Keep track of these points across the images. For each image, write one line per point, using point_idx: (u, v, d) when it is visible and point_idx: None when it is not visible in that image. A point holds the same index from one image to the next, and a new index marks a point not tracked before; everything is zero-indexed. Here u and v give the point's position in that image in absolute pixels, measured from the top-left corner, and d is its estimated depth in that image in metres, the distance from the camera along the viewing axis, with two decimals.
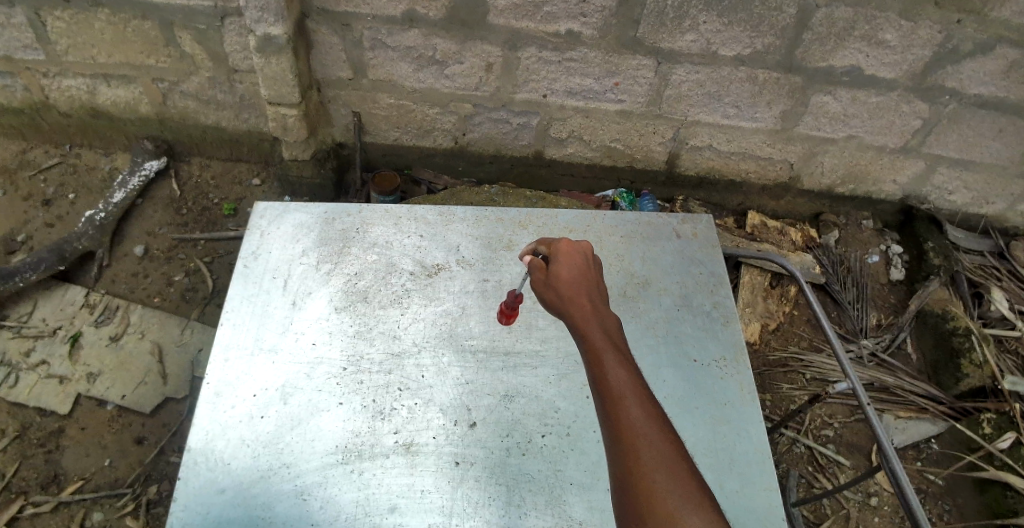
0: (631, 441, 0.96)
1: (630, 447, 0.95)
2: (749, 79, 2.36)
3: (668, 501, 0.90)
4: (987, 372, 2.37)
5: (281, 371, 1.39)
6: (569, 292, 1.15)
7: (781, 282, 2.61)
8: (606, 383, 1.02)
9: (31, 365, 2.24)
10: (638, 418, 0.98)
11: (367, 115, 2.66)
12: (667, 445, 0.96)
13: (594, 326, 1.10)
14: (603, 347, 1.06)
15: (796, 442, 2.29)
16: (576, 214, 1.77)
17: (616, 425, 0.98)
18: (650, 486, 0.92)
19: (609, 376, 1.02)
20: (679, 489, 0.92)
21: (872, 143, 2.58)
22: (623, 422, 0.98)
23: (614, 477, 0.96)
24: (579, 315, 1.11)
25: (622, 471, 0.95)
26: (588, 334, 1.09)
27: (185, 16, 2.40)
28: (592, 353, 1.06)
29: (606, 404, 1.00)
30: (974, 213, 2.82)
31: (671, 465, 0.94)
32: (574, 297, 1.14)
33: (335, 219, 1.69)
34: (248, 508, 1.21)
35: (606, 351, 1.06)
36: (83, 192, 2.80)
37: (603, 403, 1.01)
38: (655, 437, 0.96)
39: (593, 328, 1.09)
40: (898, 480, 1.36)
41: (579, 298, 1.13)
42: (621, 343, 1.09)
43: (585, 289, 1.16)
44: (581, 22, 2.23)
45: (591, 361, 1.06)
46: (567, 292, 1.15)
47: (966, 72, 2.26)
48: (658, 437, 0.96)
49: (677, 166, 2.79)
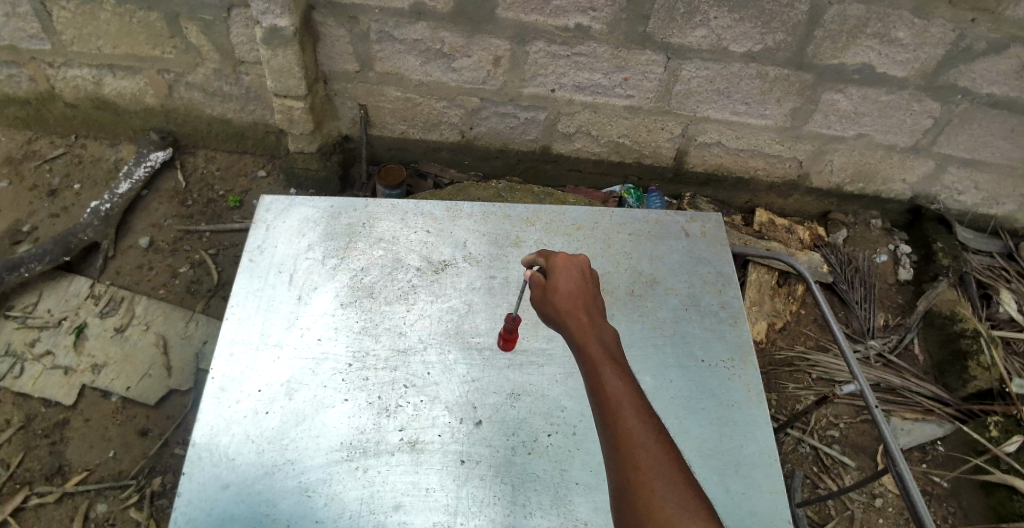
0: (630, 452, 0.95)
1: (629, 455, 0.95)
2: (759, 76, 2.34)
3: (668, 509, 0.89)
4: (994, 374, 2.35)
5: (286, 367, 1.38)
6: (567, 304, 1.15)
7: (788, 281, 2.59)
8: (605, 393, 1.02)
9: (36, 356, 2.24)
10: (637, 428, 0.97)
11: (373, 109, 2.64)
12: (666, 453, 0.95)
13: (592, 336, 1.10)
14: (601, 358, 1.06)
15: (801, 442, 2.29)
16: (585, 210, 1.75)
17: (615, 435, 0.97)
18: (649, 495, 0.91)
19: (608, 387, 1.02)
20: (680, 496, 0.90)
21: (882, 141, 2.55)
22: (622, 432, 0.97)
23: (614, 487, 0.96)
24: (576, 326, 1.11)
25: (622, 479, 0.94)
26: (587, 345, 1.09)
27: (191, 7, 2.38)
28: (590, 364, 1.06)
29: (605, 415, 1.00)
30: (984, 213, 2.80)
31: (672, 472, 0.93)
32: (571, 307, 1.14)
33: (341, 213, 1.68)
34: (251, 504, 1.21)
35: (605, 363, 1.05)
36: (88, 183, 2.79)
37: (602, 413, 1.00)
38: (653, 445, 0.96)
39: (592, 340, 1.09)
40: (906, 484, 1.34)
41: (575, 308, 1.14)
42: (619, 354, 1.10)
43: (582, 299, 1.16)
44: (590, 16, 2.21)
45: (590, 373, 1.06)
46: (563, 303, 1.15)
47: (979, 72, 2.23)
48: (656, 446, 0.95)
49: (685, 163, 2.77)
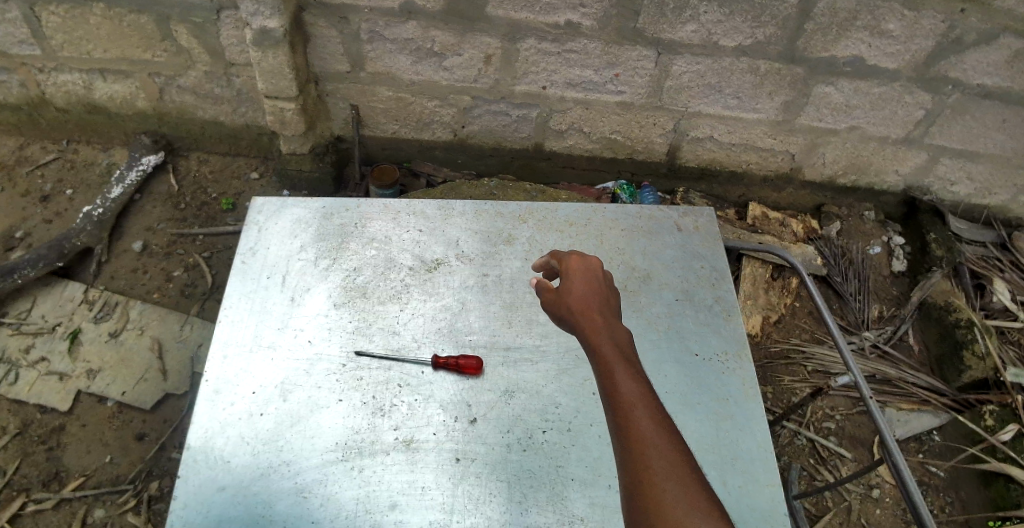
0: (640, 450, 0.95)
1: (638, 454, 0.94)
2: (751, 70, 2.34)
3: (678, 507, 0.89)
4: (989, 364, 2.36)
5: (281, 368, 1.38)
6: (580, 306, 1.15)
7: (782, 274, 2.61)
8: (617, 392, 1.01)
9: (31, 362, 2.24)
10: (647, 427, 0.97)
11: (366, 109, 2.64)
12: (676, 453, 0.95)
13: (604, 336, 1.10)
14: (613, 357, 1.06)
15: (798, 435, 2.29)
16: (577, 207, 1.76)
17: (626, 434, 0.97)
18: (658, 492, 0.91)
19: (619, 387, 1.02)
20: (688, 496, 0.90)
21: (875, 134, 2.56)
22: (633, 430, 0.97)
23: (623, 486, 0.95)
24: (588, 327, 1.11)
25: (631, 479, 0.94)
26: (598, 345, 1.08)
27: (181, 10, 2.38)
28: (602, 363, 1.06)
29: (615, 413, 1.00)
30: (977, 204, 2.80)
31: (680, 473, 0.93)
32: (583, 308, 1.14)
33: (334, 214, 1.68)
34: (247, 506, 1.21)
35: (617, 362, 1.05)
36: (81, 188, 2.78)
37: (613, 412, 1.00)
38: (664, 445, 0.95)
39: (604, 340, 1.09)
40: (901, 474, 1.34)
41: (588, 309, 1.14)
42: (632, 355, 1.09)
43: (594, 299, 1.16)
44: (581, 13, 2.21)
45: (601, 372, 1.05)
46: (576, 305, 1.15)
47: (969, 63, 2.24)
48: (667, 446, 0.96)
49: (678, 159, 2.77)
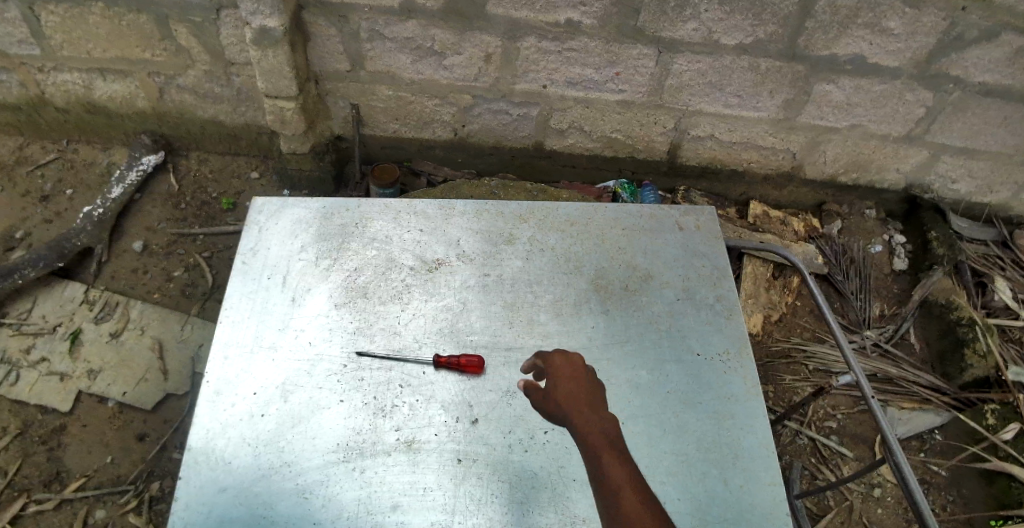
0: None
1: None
2: (751, 68, 2.34)
3: None
4: (991, 362, 2.35)
5: (281, 369, 1.38)
6: (566, 396, 1.36)
7: (783, 273, 2.61)
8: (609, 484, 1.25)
9: (32, 363, 2.24)
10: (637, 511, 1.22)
11: (365, 108, 2.64)
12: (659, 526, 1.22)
13: (592, 429, 1.32)
14: (602, 450, 1.30)
15: (799, 434, 2.29)
16: (578, 206, 1.75)
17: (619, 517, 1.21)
18: None
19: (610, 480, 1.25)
20: None
21: (875, 132, 2.55)
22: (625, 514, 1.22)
23: None
24: (577, 417, 1.34)
25: None
26: (589, 436, 1.31)
27: (180, 9, 2.37)
28: (593, 454, 1.29)
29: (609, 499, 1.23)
30: (978, 202, 2.80)
31: None
32: (570, 400, 1.36)
33: (334, 214, 1.67)
34: (249, 507, 1.21)
35: (608, 455, 1.29)
36: (80, 188, 2.78)
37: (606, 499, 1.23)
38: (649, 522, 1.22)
39: (593, 431, 1.32)
40: (903, 474, 1.33)
41: (576, 401, 1.36)
42: (618, 440, 1.32)
43: (580, 390, 1.38)
44: (581, 11, 2.21)
45: (594, 461, 1.28)
46: (564, 395, 1.36)
47: (971, 60, 2.23)
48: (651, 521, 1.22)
49: (679, 157, 2.77)
